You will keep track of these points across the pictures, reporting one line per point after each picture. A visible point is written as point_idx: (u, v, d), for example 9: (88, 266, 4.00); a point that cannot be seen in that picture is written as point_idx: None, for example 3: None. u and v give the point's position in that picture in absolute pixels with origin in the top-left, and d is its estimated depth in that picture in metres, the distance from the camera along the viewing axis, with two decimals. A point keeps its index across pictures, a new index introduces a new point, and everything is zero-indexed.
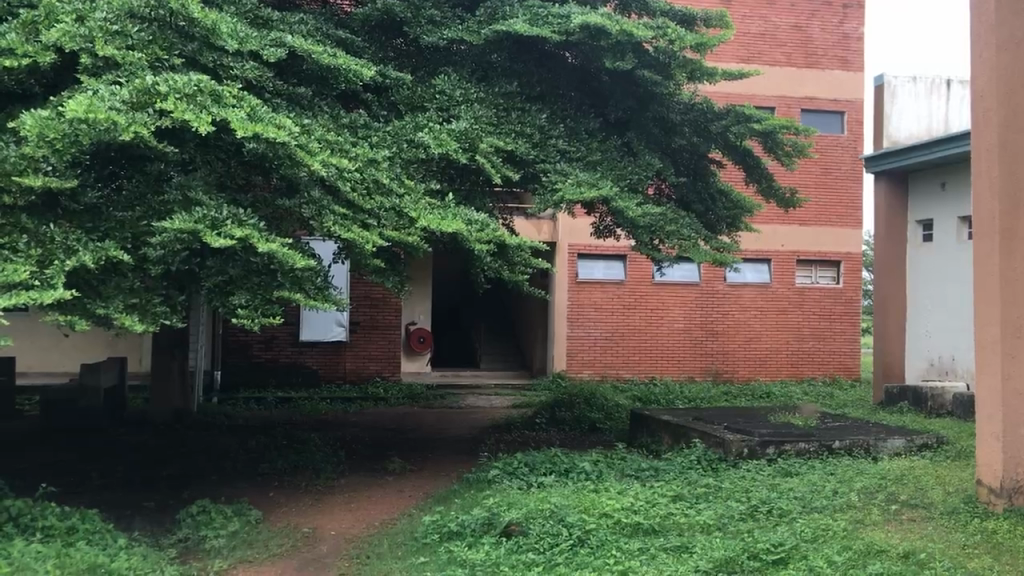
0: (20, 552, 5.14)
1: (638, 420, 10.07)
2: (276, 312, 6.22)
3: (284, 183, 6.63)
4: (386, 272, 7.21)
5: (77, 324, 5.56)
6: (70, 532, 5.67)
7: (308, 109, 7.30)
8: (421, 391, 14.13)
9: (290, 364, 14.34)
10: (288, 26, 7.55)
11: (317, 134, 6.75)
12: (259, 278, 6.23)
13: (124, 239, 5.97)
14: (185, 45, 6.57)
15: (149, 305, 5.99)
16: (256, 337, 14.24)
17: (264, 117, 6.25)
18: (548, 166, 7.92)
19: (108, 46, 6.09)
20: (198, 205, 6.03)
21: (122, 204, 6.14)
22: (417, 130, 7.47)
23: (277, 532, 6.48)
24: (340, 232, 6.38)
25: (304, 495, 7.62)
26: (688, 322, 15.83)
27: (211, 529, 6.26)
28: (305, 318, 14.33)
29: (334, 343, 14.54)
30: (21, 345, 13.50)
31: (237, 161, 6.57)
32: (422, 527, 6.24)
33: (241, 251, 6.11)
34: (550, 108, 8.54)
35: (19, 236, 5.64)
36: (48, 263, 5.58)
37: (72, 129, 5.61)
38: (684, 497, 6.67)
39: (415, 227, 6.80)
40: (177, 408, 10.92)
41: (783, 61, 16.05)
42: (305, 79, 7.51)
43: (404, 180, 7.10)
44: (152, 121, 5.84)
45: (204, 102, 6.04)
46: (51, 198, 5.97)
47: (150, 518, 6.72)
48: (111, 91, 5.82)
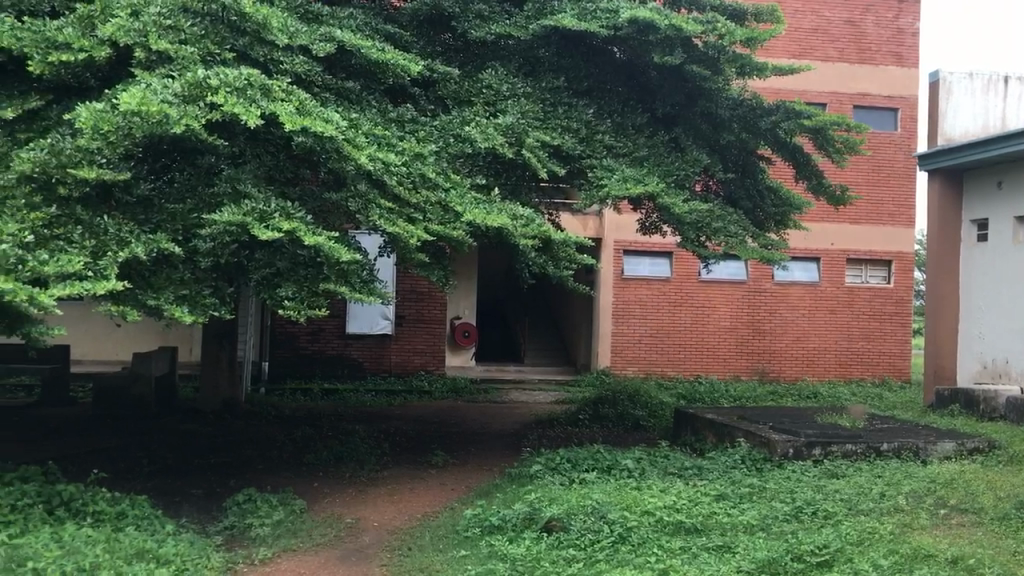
0: (71, 535, 5.26)
1: (682, 417, 9.99)
2: (322, 305, 6.33)
3: (331, 176, 6.68)
4: (431, 266, 7.29)
5: (129, 315, 5.72)
6: (119, 517, 5.80)
7: (357, 103, 7.34)
8: (465, 384, 14.18)
9: (337, 356, 14.49)
10: (338, 21, 7.63)
11: (365, 128, 6.80)
12: (306, 271, 6.30)
13: (175, 231, 6.09)
14: (237, 39, 6.68)
15: (198, 296, 6.11)
16: (303, 329, 14.40)
17: (313, 111, 6.29)
18: (594, 161, 7.90)
19: (161, 41, 6.23)
20: (247, 198, 6.10)
21: (174, 196, 6.24)
22: (463, 125, 7.54)
23: (321, 521, 6.54)
24: (386, 226, 6.43)
25: (348, 486, 7.71)
26: (735, 320, 15.67)
27: (257, 517, 6.34)
28: (351, 311, 14.44)
29: (380, 336, 14.64)
30: (76, 332, 13.81)
31: (286, 155, 6.63)
32: (464, 519, 6.26)
33: (288, 244, 6.19)
34: (597, 103, 8.52)
35: (73, 228, 5.80)
36: (101, 254, 5.74)
37: (125, 121, 5.75)
38: (727, 497, 6.62)
39: (460, 222, 6.85)
40: (225, 398, 11.09)
41: (835, 57, 15.81)
42: (354, 73, 7.53)
43: (450, 174, 7.18)
44: (203, 114, 5.93)
45: (253, 96, 6.12)
46: (105, 189, 6.09)
47: (198, 504, 6.85)
48: (164, 85, 5.92)
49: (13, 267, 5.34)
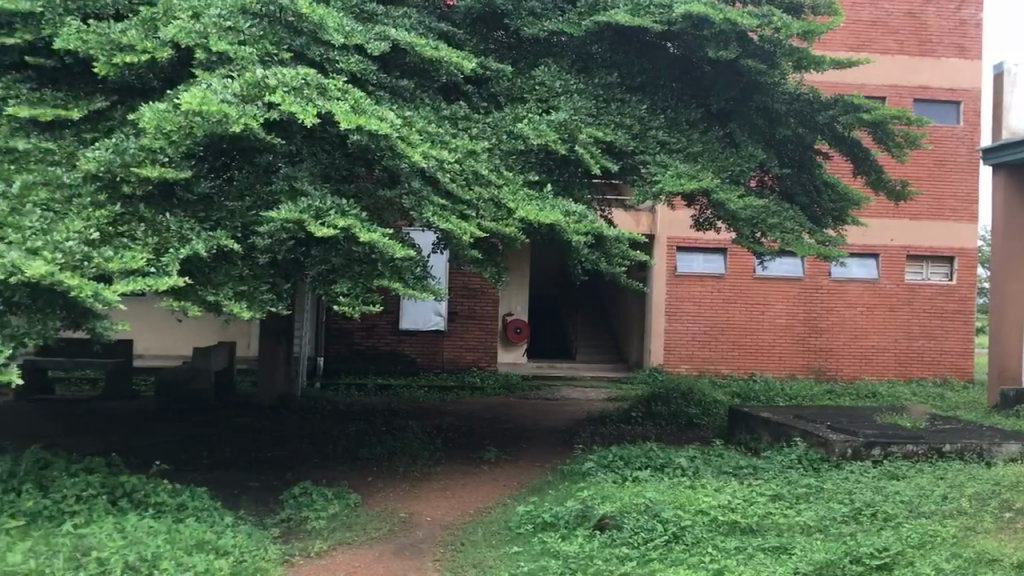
0: (133, 526, 5.39)
1: (737, 416, 9.88)
2: (376, 301, 6.38)
3: (386, 173, 6.73)
4: (484, 263, 7.32)
5: (189, 310, 5.86)
6: (180, 509, 5.93)
7: (411, 101, 7.40)
8: (518, 381, 14.21)
9: (391, 352, 14.62)
10: (392, 20, 7.69)
11: (419, 125, 6.85)
12: (360, 268, 6.36)
13: (234, 228, 6.21)
14: (294, 40, 6.77)
15: (256, 292, 6.24)
16: (358, 325, 14.56)
17: (367, 109, 6.35)
18: (648, 157, 7.86)
19: (221, 42, 6.33)
20: (303, 196, 6.17)
21: (233, 194, 6.36)
22: (516, 122, 7.56)
23: (375, 515, 6.61)
24: (440, 223, 6.46)
25: (402, 480, 7.78)
26: (790, 318, 15.45)
27: (313, 510, 6.43)
28: (404, 308, 14.54)
29: (433, 332, 14.73)
30: (138, 327, 14.12)
31: (342, 153, 6.66)
32: (516, 516, 6.27)
33: (343, 241, 6.25)
34: (651, 99, 8.46)
35: (137, 225, 6.01)
36: (164, 251, 5.92)
37: (186, 121, 5.89)
38: (784, 497, 6.53)
39: (513, 218, 6.89)
40: (282, 393, 11.24)
41: (895, 49, 15.49)
42: (408, 72, 7.58)
43: (503, 171, 7.22)
44: (261, 113, 6.00)
45: (310, 94, 6.18)
46: (167, 188, 6.24)
47: (255, 497, 6.97)
48: (223, 85, 6.02)
49: (79, 264, 5.51)
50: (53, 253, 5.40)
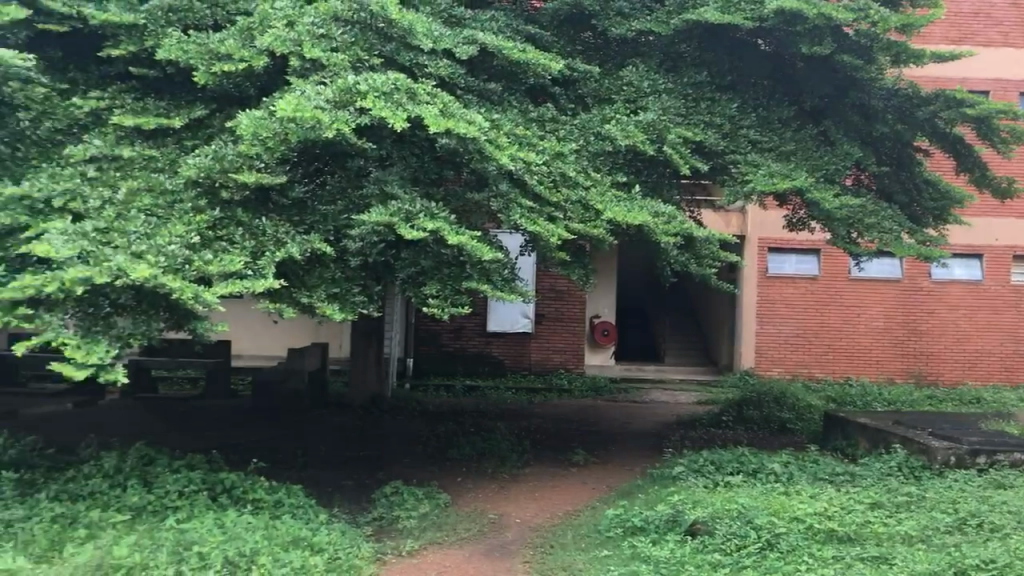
0: (233, 521, 5.56)
1: (832, 421, 9.62)
2: (465, 303, 6.42)
3: (474, 176, 6.75)
4: (572, 265, 7.31)
5: (285, 312, 6.04)
6: (276, 506, 6.07)
7: (498, 104, 7.44)
8: (606, 384, 14.14)
9: (478, 353, 14.70)
10: (479, 24, 7.74)
11: (507, 128, 6.88)
12: (449, 270, 6.42)
13: (327, 231, 6.35)
14: (384, 45, 6.88)
15: (349, 294, 6.38)
16: (446, 326, 14.71)
17: (456, 113, 6.40)
18: (739, 156, 7.72)
19: (314, 49, 6.48)
20: (394, 199, 6.25)
21: (326, 198, 6.49)
22: (604, 123, 7.53)
23: (465, 515, 6.65)
24: (528, 226, 6.46)
25: (491, 482, 7.81)
26: (888, 320, 14.97)
27: (404, 509, 6.51)
28: (491, 309, 14.55)
29: (520, 334, 14.77)
30: (236, 328, 14.53)
31: (431, 156, 6.67)
32: (605, 519, 6.23)
33: (432, 244, 6.32)
34: (742, 97, 8.30)
35: (235, 229, 6.20)
36: (260, 254, 6.09)
37: (281, 127, 6.01)
38: (883, 505, 6.32)
39: (601, 220, 6.88)
40: (373, 393, 11.42)
41: (1000, 41, 14.86)
42: (495, 74, 7.61)
43: (590, 173, 7.21)
44: (353, 118, 6.10)
45: (400, 99, 6.25)
46: (263, 193, 6.41)
47: (348, 495, 7.10)
48: (317, 91, 6.15)
49: (180, 267, 5.71)
50: (155, 256, 5.62)
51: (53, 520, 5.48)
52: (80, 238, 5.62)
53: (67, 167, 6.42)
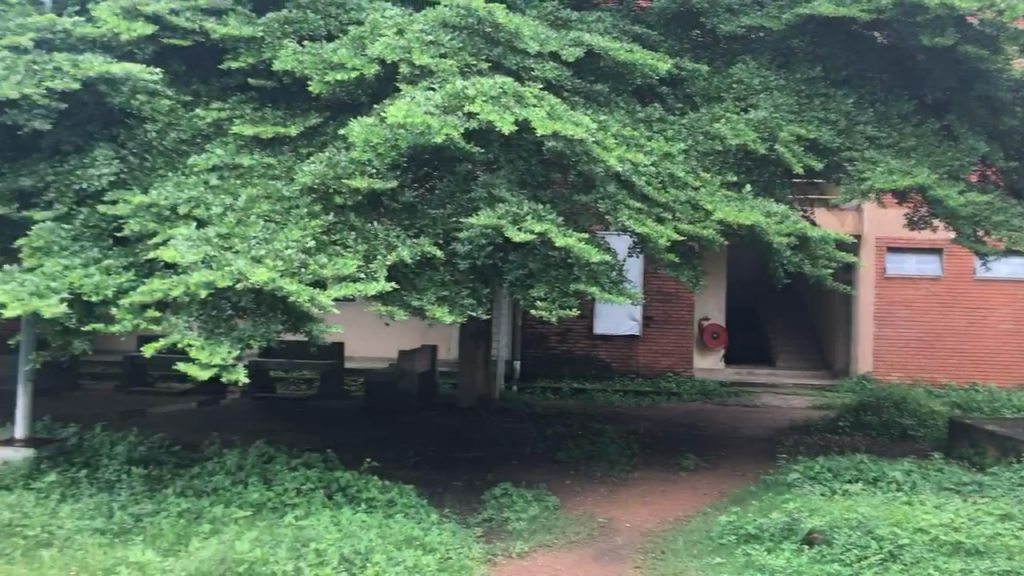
0: (348, 519, 5.69)
1: (957, 428, 9.20)
2: (572, 305, 6.40)
3: (581, 178, 6.73)
4: (682, 266, 7.22)
5: (396, 314, 6.15)
6: (389, 505, 6.18)
7: (605, 105, 7.41)
8: (716, 387, 13.88)
9: (585, 356, 14.65)
10: (586, 26, 7.71)
11: (614, 130, 6.84)
12: (557, 272, 6.42)
13: (436, 235, 6.43)
14: (491, 50, 6.93)
15: (458, 297, 6.44)
16: (553, 329, 14.72)
17: (563, 115, 6.39)
18: (856, 153, 7.47)
19: (423, 56, 6.57)
20: (501, 202, 6.29)
21: (435, 202, 6.57)
22: (714, 122, 7.40)
23: (574, 519, 6.63)
24: (636, 227, 6.39)
25: (600, 485, 7.76)
26: (1017, 323, 14.25)
27: (514, 511, 6.53)
28: (599, 310, 14.53)
29: (628, 337, 14.64)
30: (349, 331, 14.89)
31: (539, 159, 6.70)
32: (718, 526, 6.11)
33: (540, 246, 6.32)
34: (858, 91, 8.03)
35: (348, 233, 6.33)
36: (372, 257, 6.21)
37: (392, 133, 6.15)
38: (1015, 517, 6.00)
39: (711, 220, 6.75)
40: (481, 395, 11.51)
41: None
42: (603, 75, 7.60)
43: (699, 173, 7.10)
44: (461, 123, 6.15)
45: (507, 103, 6.28)
46: (375, 198, 6.55)
47: (459, 496, 7.17)
48: (427, 97, 6.23)
49: (297, 271, 5.89)
50: (273, 261, 5.82)
51: (180, 514, 5.76)
52: (204, 243, 5.87)
53: (190, 176, 6.71)
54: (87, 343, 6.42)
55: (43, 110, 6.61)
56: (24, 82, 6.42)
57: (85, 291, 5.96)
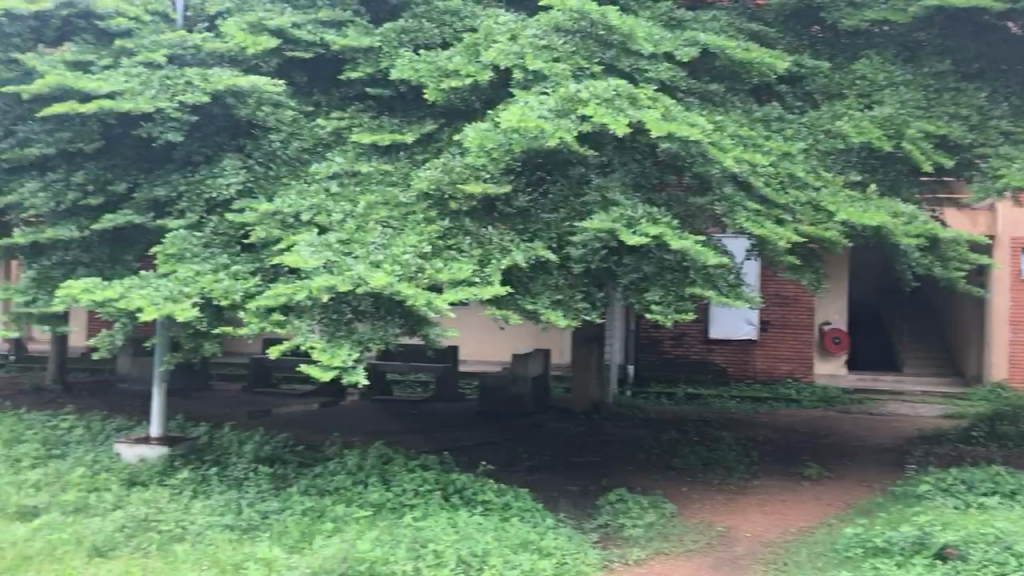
0: (465, 522, 5.74)
1: None
2: (688, 309, 6.32)
3: (696, 180, 6.61)
4: (802, 269, 7.01)
5: (511, 318, 6.18)
6: (505, 508, 6.20)
7: (721, 106, 7.28)
8: (838, 394, 13.42)
9: (700, 361, 14.40)
10: (701, 25, 7.59)
11: (731, 130, 6.70)
12: (672, 276, 6.34)
13: (550, 239, 6.42)
14: (604, 52, 6.89)
15: (572, 301, 6.44)
16: (667, 333, 14.53)
17: (678, 116, 6.28)
18: (989, 149, 7.10)
19: (537, 60, 6.58)
20: (615, 206, 6.23)
21: (548, 207, 6.56)
22: (835, 120, 7.17)
23: (692, 527, 6.51)
24: (754, 229, 6.24)
25: (718, 493, 7.61)
26: None
27: (630, 517, 6.46)
28: (714, 313, 14.25)
29: (744, 341, 14.30)
30: (463, 335, 15.09)
31: (653, 162, 6.62)
32: (843, 538, 5.89)
33: (655, 250, 6.23)
34: (992, 84, 7.63)
35: (463, 238, 6.40)
36: (487, 262, 6.25)
37: (505, 138, 6.17)
38: None
39: (833, 221, 6.53)
40: (595, 400, 11.45)
41: None
42: (718, 75, 7.49)
43: (821, 173, 6.88)
44: (574, 126, 6.11)
45: (621, 105, 6.22)
46: (489, 203, 6.58)
47: (574, 501, 7.15)
48: (540, 101, 6.23)
49: (414, 275, 5.99)
50: (391, 265, 5.94)
51: (304, 513, 5.93)
52: (325, 249, 6.04)
53: (312, 184, 6.91)
54: (216, 346, 6.69)
55: (176, 123, 6.92)
56: (158, 97, 6.74)
57: (214, 295, 6.21)
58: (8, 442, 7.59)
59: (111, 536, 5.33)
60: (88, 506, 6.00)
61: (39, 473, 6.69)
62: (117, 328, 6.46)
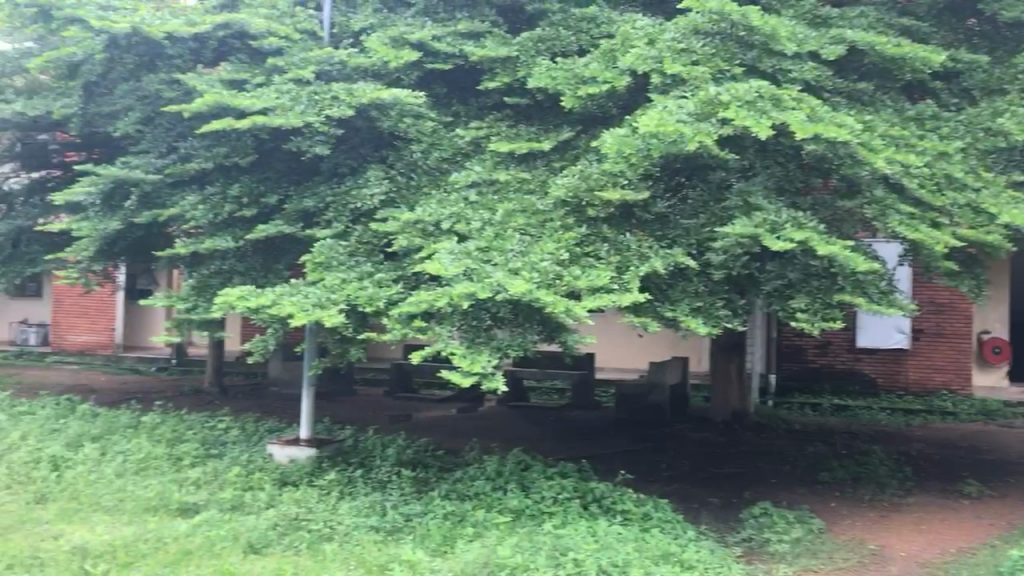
0: (605, 531, 5.69)
1: None
2: (836, 316, 6.08)
3: (844, 183, 6.36)
4: (961, 275, 6.63)
5: (650, 326, 6.09)
6: (645, 518, 6.11)
7: (870, 105, 6.98)
8: (999, 407, 12.61)
9: (847, 371, 13.83)
10: (847, 22, 7.31)
11: (881, 130, 6.41)
12: (819, 282, 6.11)
13: (690, 245, 6.30)
14: (745, 53, 6.72)
15: (713, 308, 6.29)
16: (811, 342, 14.03)
17: (825, 117, 6.04)
18: None
19: (675, 64, 6.48)
20: (758, 210, 6.06)
21: (688, 212, 6.44)
22: (996, 116, 6.75)
23: (842, 544, 6.24)
24: (907, 232, 5.93)
25: (869, 509, 7.27)
26: None
27: (775, 532, 6.26)
28: (862, 322, 13.66)
29: (895, 351, 13.64)
30: (600, 343, 15.05)
31: (797, 164, 6.42)
32: (1010, 561, 5.51)
33: (800, 255, 6.02)
34: None
35: (600, 245, 6.36)
36: (625, 268, 6.19)
37: (644, 144, 6.10)
38: None
39: (996, 224, 6.14)
40: (736, 409, 11.17)
41: None
42: (866, 73, 7.21)
43: (981, 173, 6.48)
44: (715, 130, 5.98)
45: (764, 107, 6.03)
46: (627, 209, 6.52)
47: (716, 513, 6.98)
48: (679, 105, 6.12)
49: (552, 282, 5.99)
50: (530, 273, 5.96)
51: (445, 517, 6.02)
52: (465, 256, 6.13)
53: (452, 193, 7.03)
54: (361, 351, 6.89)
55: (323, 136, 7.19)
56: (307, 111, 7.02)
57: (359, 302, 6.41)
58: (171, 440, 8.05)
59: (265, 534, 5.57)
60: (243, 504, 6.29)
61: (199, 471, 7.07)
62: (269, 334, 6.75)
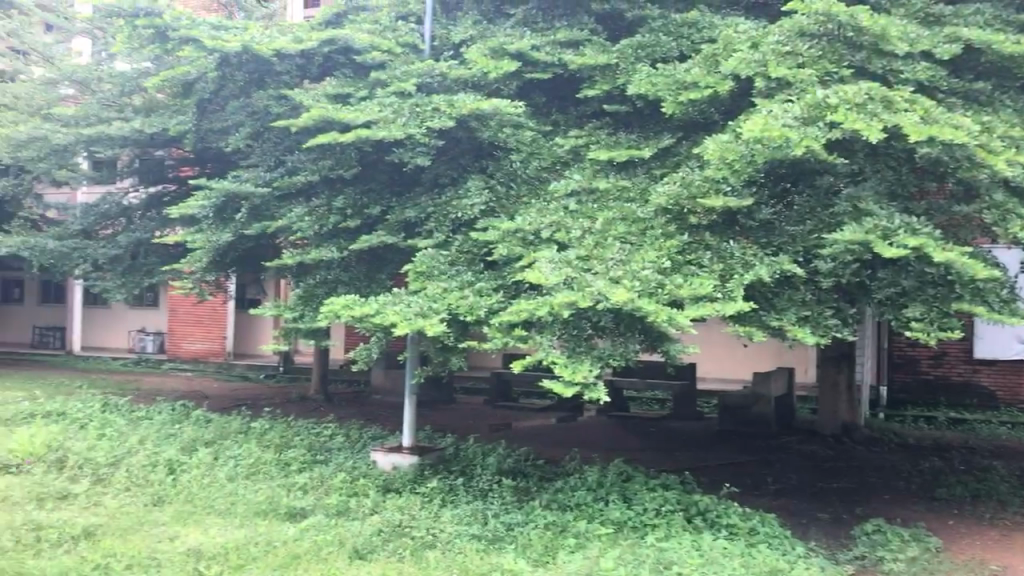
0: (710, 545, 5.57)
1: None
2: (954, 326, 5.79)
3: (962, 187, 6.11)
4: None
5: (755, 335, 5.92)
6: (751, 533, 5.96)
7: (989, 105, 6.66)
8: None
9: (964, 383, 13.21)
10: (963, 19, 7.01)
11: (1001, 130, 6.11)
12: (935, 290, 5.85)
13: (796, 253, 6.12)
14: (854, 55, 6.51)
15: (821, 317, 6.09)
16: (925, 352, 13.46)
17: (940, 118, 5.79)
18: None
19: (780, 67, 6.31)
20: (869, 216, 5.84)
21: (794, 219, 6.27)
22: None
23: (962, 564, 5.95)
24: None
25: (991, 529, 6.91)
26: None
27: (890, 550, 6.01)
28: (979, 331, 12.93)
29: (1015, 361, 12.90)
30: (702, 352, 14.80)
31: (910, 168, 6.20)
32: None
33: (915, 262, 5.76)
34: None
35: (703, 253, 6.25)
36: (729, 277, 6.05)
37: (748, 149, 5.99)
38: None
39: None
40: (844, 422, 10.80)
41: None
42: (984, 71, 6.91)
43: None
44: (823, 134, 5.79)
45: (875, 109, 5.82)
46: (730, 216, 6.38)
47: (825, 529, 6.76)
48: (785, 109, 5.96)
49: (654, 291, 5.90)
50: (631, 281, 5.88)
51: (546, 527, 6.00)
52: (566, 266, 6.11)
53: (552, 202, 7.02)
54: (462, 360, 6.93)
55: (424, 147, 7.33)
56: (409, 124, 7.13)
57: (460, 311, 6.46)
58: (280, 446, 8.28)
59: (370, 540, 5.65)
60: (348, 510, 6.41)
61: (306, 476, 7.24)
62: (373, 342, 6.86)
